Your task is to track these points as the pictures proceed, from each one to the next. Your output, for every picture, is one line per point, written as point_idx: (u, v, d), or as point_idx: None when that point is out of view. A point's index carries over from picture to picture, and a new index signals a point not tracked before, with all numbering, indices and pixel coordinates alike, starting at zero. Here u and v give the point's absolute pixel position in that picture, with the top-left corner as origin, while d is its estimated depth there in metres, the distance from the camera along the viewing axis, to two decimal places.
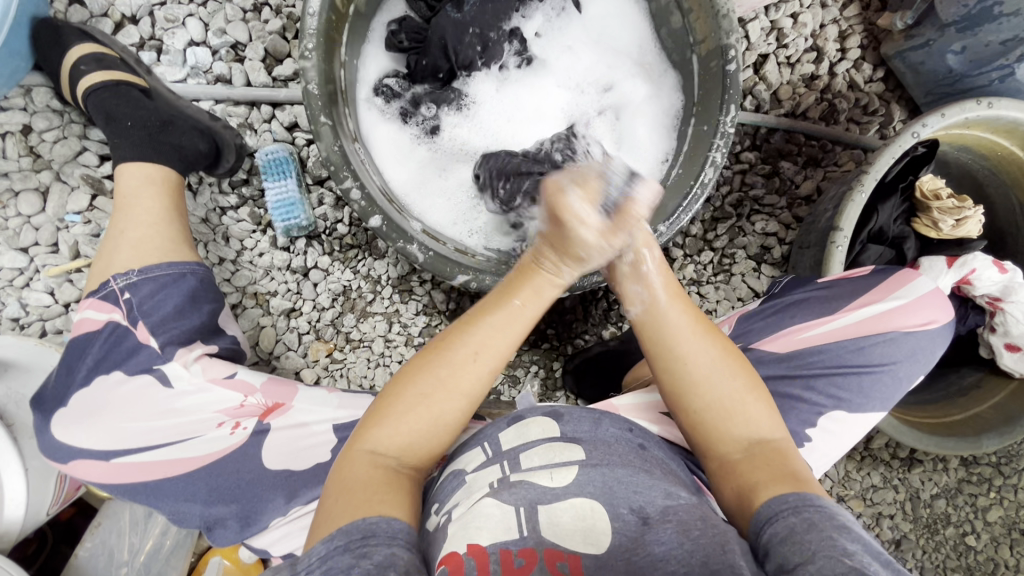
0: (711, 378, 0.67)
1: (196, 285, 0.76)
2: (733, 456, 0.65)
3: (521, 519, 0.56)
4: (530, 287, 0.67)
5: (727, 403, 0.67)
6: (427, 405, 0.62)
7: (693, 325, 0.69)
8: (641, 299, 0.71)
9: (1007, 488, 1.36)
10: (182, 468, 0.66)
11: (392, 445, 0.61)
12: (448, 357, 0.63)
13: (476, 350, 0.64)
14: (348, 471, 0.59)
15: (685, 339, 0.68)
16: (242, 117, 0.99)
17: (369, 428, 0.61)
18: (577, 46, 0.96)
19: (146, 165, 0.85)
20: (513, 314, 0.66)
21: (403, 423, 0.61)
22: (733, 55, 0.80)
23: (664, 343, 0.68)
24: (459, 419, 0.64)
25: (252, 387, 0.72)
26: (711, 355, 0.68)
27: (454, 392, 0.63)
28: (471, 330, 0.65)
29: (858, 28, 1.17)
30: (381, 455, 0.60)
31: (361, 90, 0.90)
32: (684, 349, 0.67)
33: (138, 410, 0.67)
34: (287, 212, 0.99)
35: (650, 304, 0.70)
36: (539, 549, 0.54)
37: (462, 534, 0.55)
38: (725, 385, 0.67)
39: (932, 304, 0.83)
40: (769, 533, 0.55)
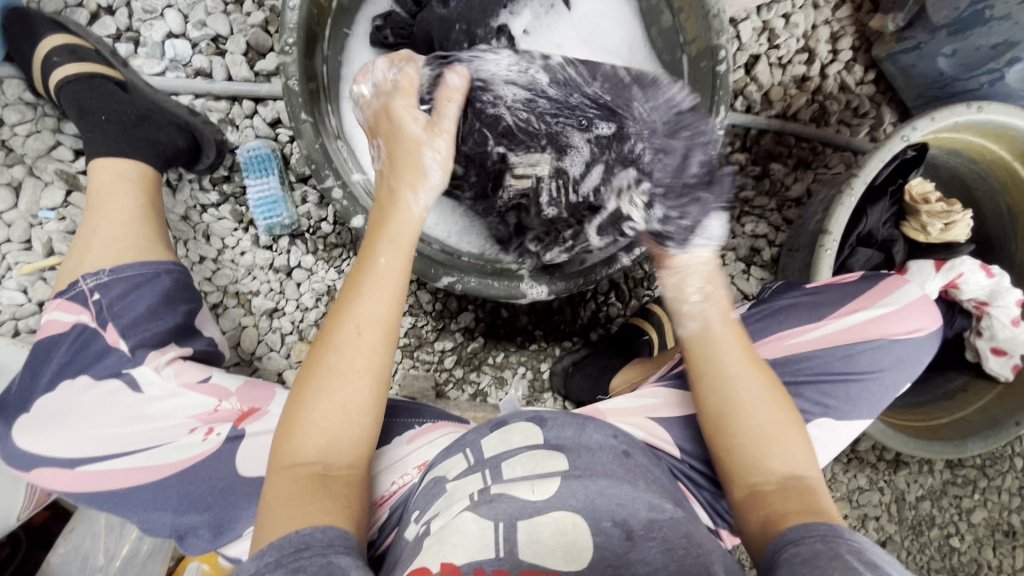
0: (750, 407, 0.67)
1: (172, 286, 0.74)
2: (763, 488, 0.64)
3: (499, 535, 0.56)
4: (391, 241, 0.64)
5: (768, 433, 0.66)
6: (330, 399, 0.59)
7: (743, 355, 0.68)
8: (698, 320, 0.70)
9: (991, 490, 1.37)
10: (149, 477, 0.64)
11: (311, 450, 0.58)
12: (330, 339, 0.60)
13: (363, 324, 0.61)
14: (275, 482, 0.57)
15: (734, 373, 0.67)
16: (222, 112, 0.96)
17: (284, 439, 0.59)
18: (565, 44, 0.95)
19: (122, 161, 0.82)
20: (380, 274, 0.63)
21: (313, 422, 0.59)
22: (724, 56, 0.80)
23: (710, 373, 0.68)
24: (370, 397, 0.61)
25: (227, 391, 0.70)
26: (757, 384, 0.68)
27: (352, 375, 0.60)
28: (349, 309, 0.61)
29: (850, 29, 1.17)
30: (302, 463, 0.58)
31: (344, 87, 0.88)
32: (732, 384, 0.67)
33: (106, 416, 0.66)
34: (269, 210, 0.97)
35: (705, 330, 0.69)
36: (514, 571, 0.54)
37: (438, 551, 0.55)
38: (764, 416, 0.67)
39: (920, 312, 0.83)
40: (789, 553, 0.56)
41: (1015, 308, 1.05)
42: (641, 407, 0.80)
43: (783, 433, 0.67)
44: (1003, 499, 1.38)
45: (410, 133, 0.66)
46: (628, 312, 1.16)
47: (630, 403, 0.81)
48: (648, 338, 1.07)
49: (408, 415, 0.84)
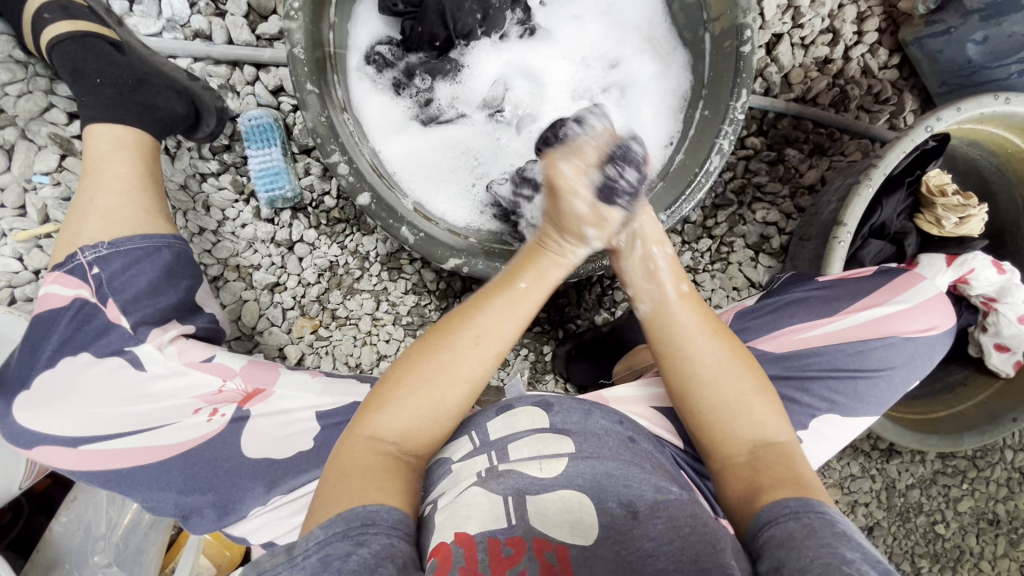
0: (721, 376, 0.66)
1: (173, 260, 0.73)
2: (737, 459, 0.65)
3: (510, 507, 0.56)
4: (535, 271, 0.66)
5: (738, 402, 0.66)
6: (427, 391, 0.60)
7: (703, 324, 0.69)
8: (651, 296, 0.71)
9: (979, 480, 1.40)
10: (154, 456, 0.63)
11: (394, 431, 0.59)
12: (450, 339, 0.61)
13: (482, 332, 0.62)
14: (350, 453, 0.58)
15: (694, 340, 0.67)
16: (223, 77, 0.92)
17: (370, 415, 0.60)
18: (586, 16, 0.90)
19: (118, 127, 0.79)
20: (516, 297, 0.64)
21: (404, 409, 0.60)
22: (749, 36, 0.77)
23: (673, 342, 0.68)
24: (459, 406, 0.62)
25: (231, 371, 0.70)
26: (721, 351, 0.67)
27: (455, 380, 0.61)
28: (473, 315, 0.63)
29: (877, 10, 1.12)
30: (385, 440, 0.59)
31: (352, 57, 0.83)
32: (694, 349, 0.67)
33: (109, 395, 0.65)
34: (271, 182, 0.94)
35: (660, 301, 0.70)
36: (527, 538, 0.53)
37: (450, 523, 0.54)
38: (735, 384, 0.66)
39: (932, 310, 0.82)
40: (766, 536, 0.55)
41: None
42: (644, 397, 0.80)
43: (751, 401, 0.66)
44: (990, 489, 1.41)
45: (573, 208, 0.63)
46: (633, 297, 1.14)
47: (634, 392, 0.81)
48: None
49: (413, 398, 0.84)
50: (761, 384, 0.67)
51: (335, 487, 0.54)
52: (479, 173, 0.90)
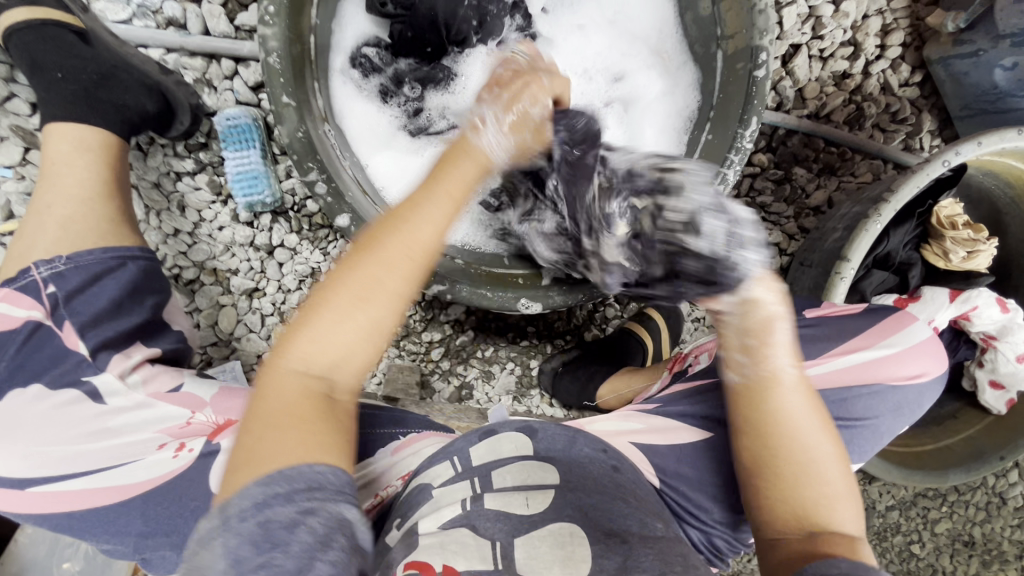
0: (816, 465, 0.60)
1: (138, 276, 0.69)
2: (792, 540, 0.59)
3: (498, 551, 0.54)
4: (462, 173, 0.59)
5: (825, 496, 0.60)
6: (355, 314, 0.51)
7: (817, 413, 0.62)
8: (751, 370, 0.61)
9: (958, 503, 1.41)
10: (111, 498, 0.60)
11: (322, 360, 0.51)
12: (376, 257, 0.53)
13: (413, 247, 0.54)
14: (274, 391, 0.50)
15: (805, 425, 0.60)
16: (198, 71, 0.86)
17: (289, 339, 0.51)
18: (590, 27, 0.84)
19: (79, 126, 0.74)
20: (438, 203, 0.57)
21: (331, 335, 0.51)
22: (764, 60, 0.70)
23: (777, 420, 0.60)
24: (392, 325, 0.53)
25: (201, 402, 0.66)
26: (824, 437, 0.61)
27: (383, 296, 0.52)
28: (395, 229, 0.54)
29: (903, 23, 1.05)
30: (314, 374, 0.51)
31: (335, 58, 0.78)
32: (802, 437, 0.60)
33: (63, 430, 0.61)
34: (249, 186, 0.89)
35: (767, 378, 0.61)
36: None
37: (439, 551, 0.53)
38: (832, 474, 0.60)
39: (921, 355, 0.79)
40: None
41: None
42: (625, 431, 0.79)
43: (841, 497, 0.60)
44: (969, 512, 1.42)
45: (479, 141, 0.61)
46: (625, 314, 1.12)
47: (612, 427, 0.80)
48: (643, 345, 1.04)
49: (392, 425, 0.81)
50: (846, 480, 0.61)
51: (263, 438, 0.47)
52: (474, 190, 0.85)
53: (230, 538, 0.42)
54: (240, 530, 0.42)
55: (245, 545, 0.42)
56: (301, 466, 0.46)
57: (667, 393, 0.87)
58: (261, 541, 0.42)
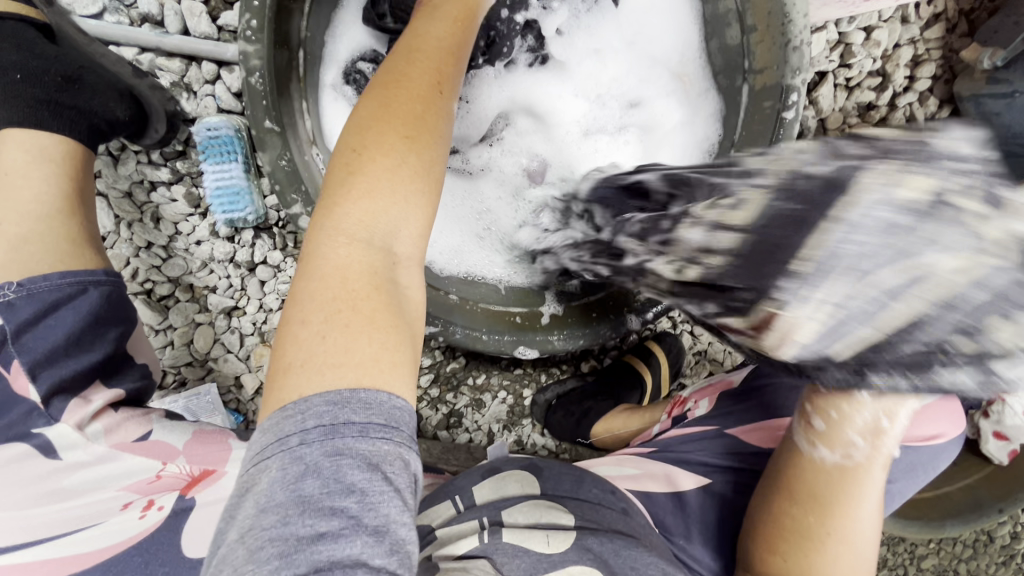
0: (859, 530, 0.59)
1: (99, 304, 0.62)
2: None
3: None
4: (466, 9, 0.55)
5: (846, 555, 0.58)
6: (392, 173, 0.43)
7: (884, 488, 0.58)
8: (852, 451, 0.55)
9: (947, 541, 1.39)
10: (63, 570, 0.49)
11: (382, 230, 0.42)
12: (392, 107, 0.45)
13: (440, 78, 0.48)
14: (334, 273, 0.40)
15: (866, 502, 0.57)
16: (175, 74, 0.79)
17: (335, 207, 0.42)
18: (606, 52, 0.76)
19: (37, 133, 0.65)
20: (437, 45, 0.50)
21: (375, 206, 0.42)
22: (794, 101, 0.65)
23: (843, 495, 0.57)
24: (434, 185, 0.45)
25: (174, 451, 0.60)
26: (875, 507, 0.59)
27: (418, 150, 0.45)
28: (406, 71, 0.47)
29: (936, 54, 0.99)
30: (376, 247, 0.42)
31: (327, 72, 0.70)
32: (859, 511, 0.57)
33: (11, 493, 0.52)
34: (230, 202, 0.82)
35: (859, 464, 0.56)
36: None
37: None
38: (863, 546, 0.60)
39: (943, 418, 0.73)
40: None
41: None
42: (623, 477, 0.76)
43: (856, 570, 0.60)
44: (955, 549, 1.41)
45: None
46: (623, 346, 1.07)
47: (611, 471, 0.77)
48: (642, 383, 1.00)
49: None
50: (869, 547, 0.60)
51: (336, 335, 0.38)
52: (485, 223, 0.80)
53: (293, 464, 0.35)
54: (306, 456, 0.35)
55: (310, 480, 0.34)
56: (383, 394, 0.38)
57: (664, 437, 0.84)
58: (331, 479, 0.34)
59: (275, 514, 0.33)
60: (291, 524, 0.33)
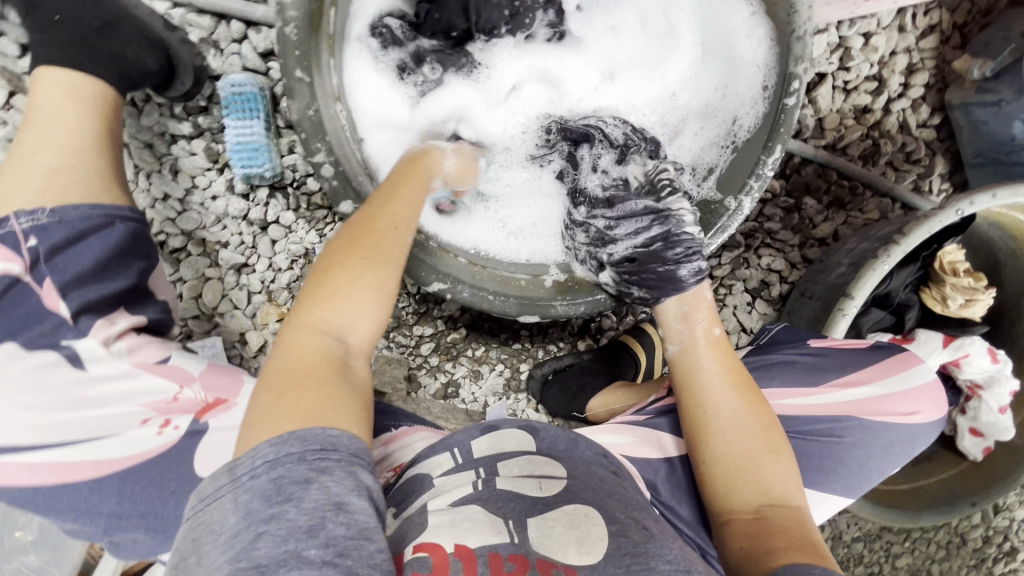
0: (733, 427, 0.66)
1: (126, 238, 0.65)
2: (741, 516, 0.62)
3: (512, 526, 0.56)
4: (426, 174, 0.66)
5: (750, 458, 0.64)
6: (354, 279, 0.53)
7: (726, 375, 0.68)
8: (680, 338, 0.71)
9: (921, 541, 1.44)
10: (89, 471, 0.56)
11: (342, 323, 0.53)
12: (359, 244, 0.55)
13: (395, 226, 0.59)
14: (298, 351, 0.50)
15: (714, 386, 0.67)
16: (205, 31, 0.82)
17: (308, 303, 0.52)
18: (622, 29, 0.81)
19: (73, 73, 0.68)
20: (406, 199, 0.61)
21: (335, 309, 0.52)
22: (796, 88, 0.70)
23: (695, 392, 0.68)
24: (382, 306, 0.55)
25: (190, 376, 0.65)
26: (736, 402, 0.67)
27: (372, 266, 0.55)
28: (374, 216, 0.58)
29: (930, 64, 1.04)
30: (334, 337, 0.52)
31: (355, 25, 0.73)
32: (712, 401, 0.67)
33: (41, 396, 0.57)
34: (249, 158, 0.84)
35: (689, 345, 0.70)
36: (530, 557, 0.53)
37: (451, 533, 0.54)
38: (750, 442, 0.65)
39: (922, 395, 0.79)
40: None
41: (1006, 397, 1.03)
42: (618, 444, 0.78)
43: (759, 462, 0.65)
44: (929, 549, 1.45)
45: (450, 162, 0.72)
46: (620, 327, 1.10)
47: (606, 438, 0.79)
48: (636, 360, 1.04)
49: (382, 419, 0.80)
50: (773, 439, 0.66)
51: (302, 392, 0.47)
52: None
53: (241, 493, 0.42)
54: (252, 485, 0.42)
55: (257, 499, 0.41)
56: (314, 429, 0.45)
57: (660, 405, 0.86)
58: (273, 495, 0.41)
59: (229, 533, 0.41)
60: (241, 537, 0.40)
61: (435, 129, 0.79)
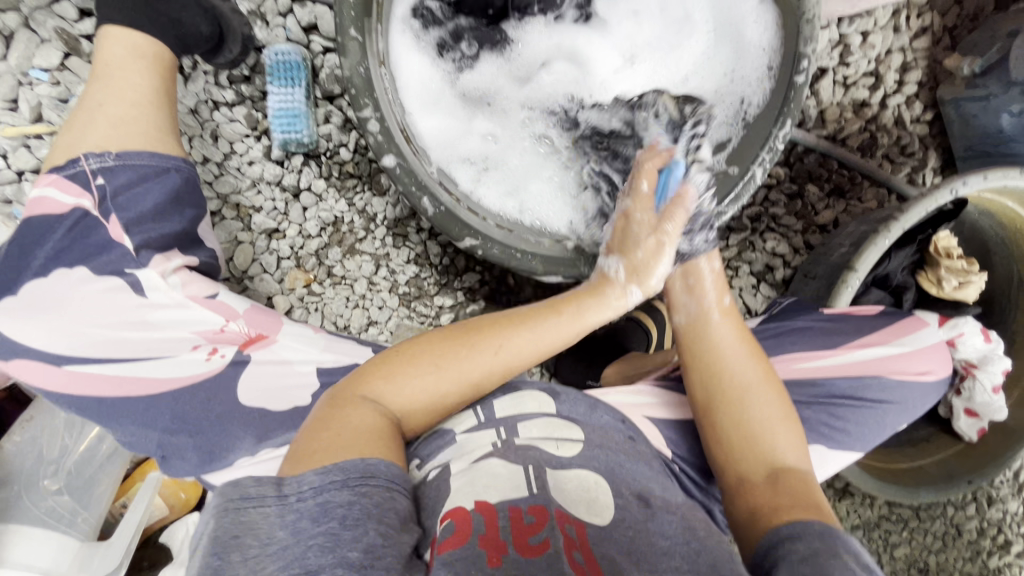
0: (748, 393, 0.67)
1: (180, 185, 0.67)
2: (755, 479, 0.63)
3: (530, 476, 0.54)
4: (581, 309, 0.69)
5: (762, 424, 0.66)
6: (438, 373, 0.59)
7: (739, 342, 0.71)
8: (688, 310, 0.74)
9: (919, 531, 1.41)
10: (146, 389, 0.60)
11: (395, 402, 0.57)
12: (477, 350, 0.61)
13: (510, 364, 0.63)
14: (348, 408, 0.54)
15: (729, 354, 0.70)
16: (254, 3, 0.88)
17: (372, 377, 0.58)
18: (643, 13, 0.87)
19: (135, 33, 0.71)
20: (550, 326, 0.66)
21: (412, 384, 0.58)
22: (805, 67, 0.74)
23: (708, 355, 0.71)
24: (456, 401, 0.60)
25: (235, 312, 0.67)
26: (752, 369, 0.69)
27: (461, 373, 0.60)
28: (517, 329, 0.64)
29: (922, 63, 1.12)
30: (382, 409, 0.56)
31: (399, 7, 0.77)
32: (728, 367, 0.69)
33: (106, 316, 0.60)
34: (288, 123, 0.90)
35: (700, 316, 0.73)
36: (549, 507, 0.52)
37: (469, 491, 0.52)
38: (763, 409, 0.66)
39: (930, 355, 0.84)
40: (782, 549, 0.53)
41: (999, 376, 1.06)
42: (639, 404, 0.78)
43: (774, 427, 0.66)
44: (927, 540, 1.42)
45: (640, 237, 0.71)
46: None
47: (625, 399, 0.79)
48: (649, 337, 1.06)
49: None
50: (780, 411, 0.67)
51: (335, 431, 0.50)
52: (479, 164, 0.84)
53: (288, 512, 0.44)
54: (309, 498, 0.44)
55: (304, 519, 0.43)
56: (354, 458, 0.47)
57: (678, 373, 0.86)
58: (320, 516, 0.43)
59: (277, 546, 0.42)
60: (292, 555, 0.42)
61: (468, 101, 0.85)
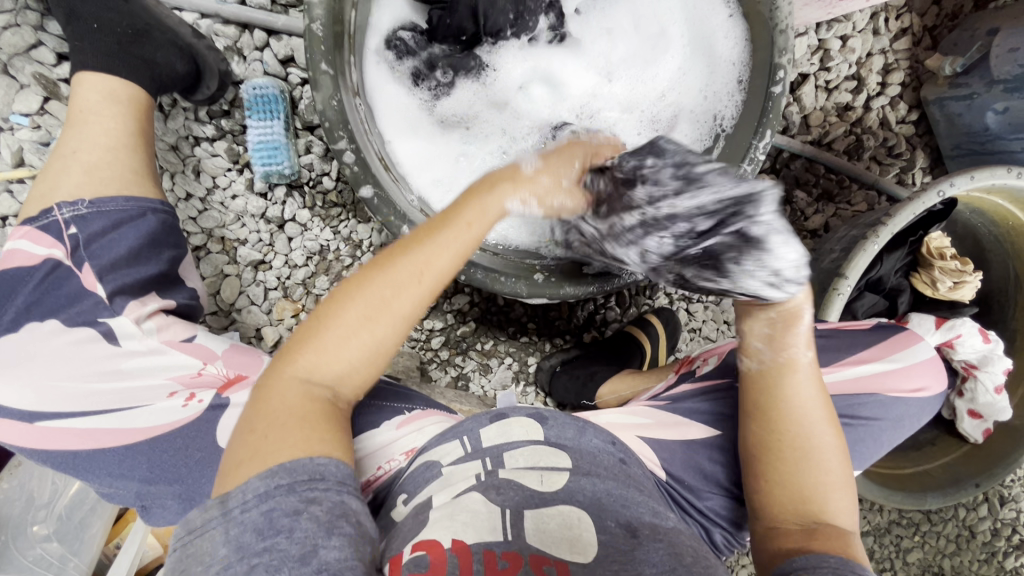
0: (822, 458, 0.63)
1: (157, 228, 0.67)
2: (791, 528, 0.61)
3: (507, 520, 0.52)
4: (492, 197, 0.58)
5: (820, 488, 0.62)
6: (365, 327, 0.52)
7: (819, 399, 0.65)
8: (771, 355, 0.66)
9: (931, 534, 1.38)
10: (120, 440, 0.59)
11: (328, 372, 0.52)
12: (381, 291, 0.52)
13: (426, 273, 0.54)
14: (275, 396, 0.50)
15: (805, 407, 0.64)
16: (230, 39, 0.89)
17: (297, 349, 0.52)
18: (616, 31, 0.86)
19: (109, 77, 0.72)
20: (458, 235, 0.56)
21: (333, 349, 0.52)
22: (781, 77, 0.73)
23: (778, 406, 0.64)
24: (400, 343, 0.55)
25: (213, 354, 0.66)
26: (827, 431, 0.64)
27: (390, 315, 0.53)
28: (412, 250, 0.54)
29: (904, 64, 1.12)
30: (317, 383, 0.52)
31: (372, 38, 0.79)
32: (803, 423, 0.64)
33: (76, 368, 0.60)
34: (269, 155, 0.90)
35: (782, 363, 0.65)
36: (523, 554, 0.49)
37: (448, 526, 0.51)
38: (827, 467, 0.63)
39: (925, 370, 0.82)
40: None
41: (1002, 376, 1.03)
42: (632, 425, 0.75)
43: (834, 488, 0.63)
44: (940, 543, 1.38)
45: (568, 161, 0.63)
46: (624, 319, 1.13)
47: (617, 419, 0.76)
48: (641, 350, 1.05)
49: (396, 399, 0.77)
50: (841, 476, 0.64)
51: (267, 434, 0.48)
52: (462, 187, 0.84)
53: (233, 526, 0.44)
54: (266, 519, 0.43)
55: (249, 533, 0.43)
56: (302, 458, 0.47)
57: (675, 392, 0.84)
58: (266, 529, 0.43)
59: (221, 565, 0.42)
60: (233, 568, 0.42)
61: (444, 128, 0.85)
